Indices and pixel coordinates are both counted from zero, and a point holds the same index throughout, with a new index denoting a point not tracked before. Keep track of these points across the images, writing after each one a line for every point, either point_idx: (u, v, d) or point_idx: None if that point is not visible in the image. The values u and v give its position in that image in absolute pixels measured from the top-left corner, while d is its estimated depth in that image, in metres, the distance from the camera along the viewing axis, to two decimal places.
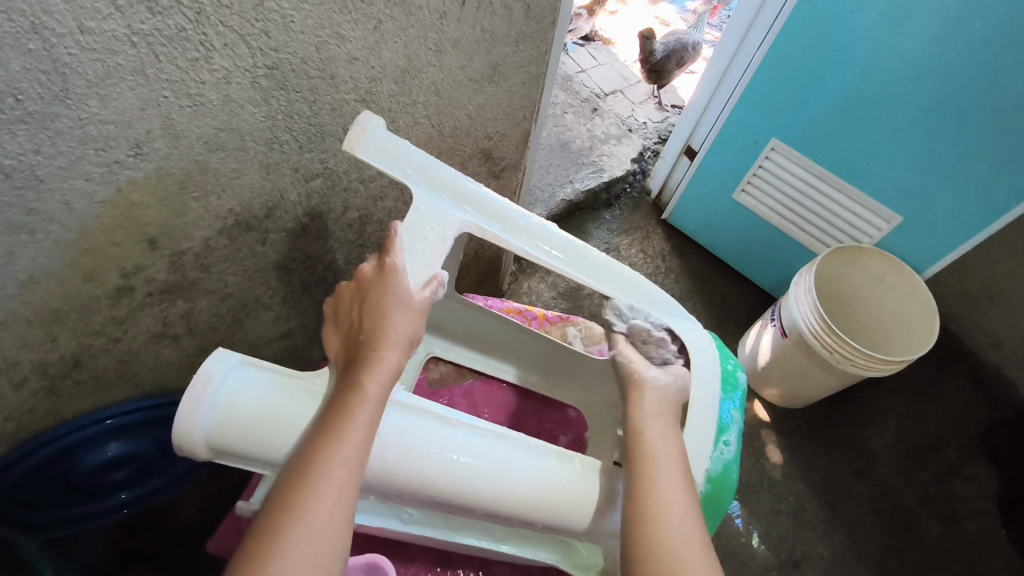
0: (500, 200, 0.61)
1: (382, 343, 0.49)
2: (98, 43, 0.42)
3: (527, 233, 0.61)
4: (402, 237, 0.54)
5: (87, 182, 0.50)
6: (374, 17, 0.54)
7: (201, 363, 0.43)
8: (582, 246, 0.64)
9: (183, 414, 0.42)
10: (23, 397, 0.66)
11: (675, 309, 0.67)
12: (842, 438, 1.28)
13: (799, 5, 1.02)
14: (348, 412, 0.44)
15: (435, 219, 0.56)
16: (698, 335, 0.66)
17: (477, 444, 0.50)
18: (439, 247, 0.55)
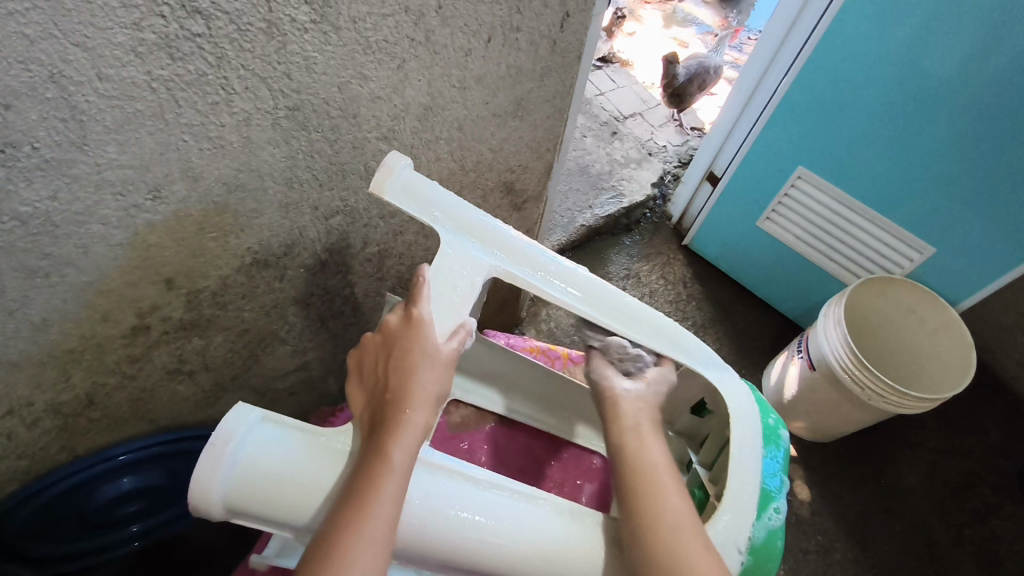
0: (531, 243, 0.60)
1: (409, 405, 0.47)
2: (117, 90, 0.41)
3: (557, 277, 0.59)
4: (429, 282, 0.53)
5: (104, 226, 0.49)
6: (398, 56, 0.53)
7: (221, 420, 0.44)
8: (614, 288, 0.62)
9: (200, 475, 0.42)
10: (36, 436, 0.65)
11: (711, 356, 0.64)
12: (872, 474, 1.24)
13: (825, 32, 1.00)
14: (374, 485, 0.42)
15: (464, 265, 0.55)
16: (735, 386, 0.63)
17: (506, 507, 0.48)
18: (466, 294, 0.54)
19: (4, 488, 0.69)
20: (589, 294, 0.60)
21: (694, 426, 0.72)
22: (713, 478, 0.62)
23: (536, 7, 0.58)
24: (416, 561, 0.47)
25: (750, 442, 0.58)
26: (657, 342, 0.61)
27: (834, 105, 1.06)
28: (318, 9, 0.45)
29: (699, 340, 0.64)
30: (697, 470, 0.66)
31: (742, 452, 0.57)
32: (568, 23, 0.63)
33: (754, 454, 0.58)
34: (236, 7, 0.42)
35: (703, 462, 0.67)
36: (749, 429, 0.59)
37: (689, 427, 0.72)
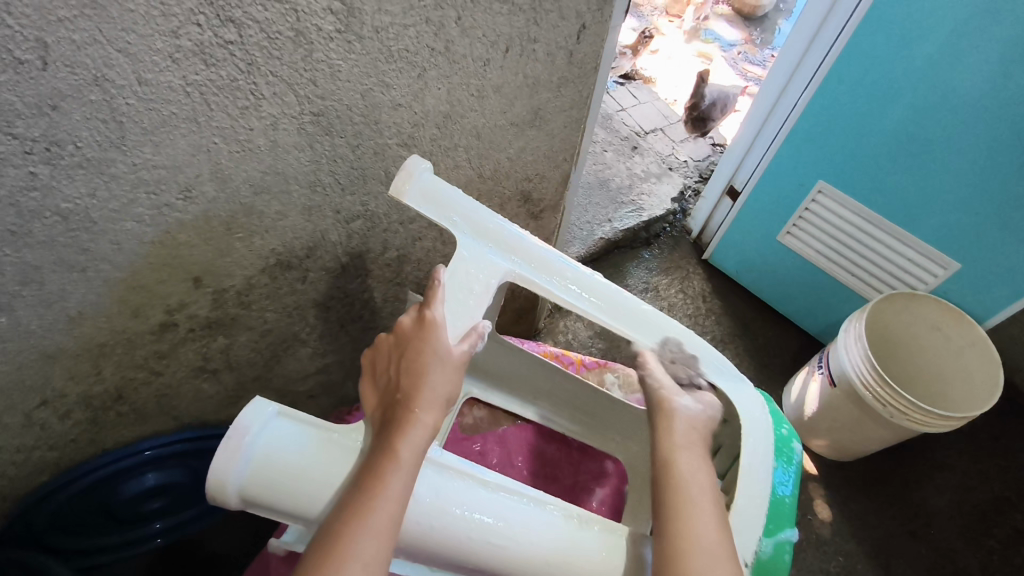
0: (547, 250, 0.61)
1: (419, 405, 0.48)
2: (154, 94, 0.44)
3: (575, 284, 0.60)
4: (443, 285, 0.55)
5: (138, 224, 0.52)
6: (418, 65, 0.55)
7: (239, 415, 0.45)
8: (630, 298, 0.62)
9: (217, 465, 0.43)
10: (67, 427, 0.68)
11: (727, 368, 0.63)
12: (897, 495, 1.21)
13: (845, 49, 1.01)
14: (382, 478, 0.43)
15: (480, 269, 0.57)
16: (749, 397, 0.62)
17: (512, 510, 0.48)
18: (480, 298, 0.56)
19: (35, 477, 0.72)
20: (605, 302, 0.60)
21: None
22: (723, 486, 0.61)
23: (553, 19, 0.60)
24: (419, 558, 0.48)
25: (763, 453, 0.57)
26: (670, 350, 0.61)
27: (855, 120, 1.06)
28: (343, 19, 0.47)
29: (714, 350, 0.64)
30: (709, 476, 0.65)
31: (751, 462, 0.56)
32: (585, 34, 0.64)
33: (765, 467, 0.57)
34: (266, 16, 0.44)
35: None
36: (761, 441, 0.58)
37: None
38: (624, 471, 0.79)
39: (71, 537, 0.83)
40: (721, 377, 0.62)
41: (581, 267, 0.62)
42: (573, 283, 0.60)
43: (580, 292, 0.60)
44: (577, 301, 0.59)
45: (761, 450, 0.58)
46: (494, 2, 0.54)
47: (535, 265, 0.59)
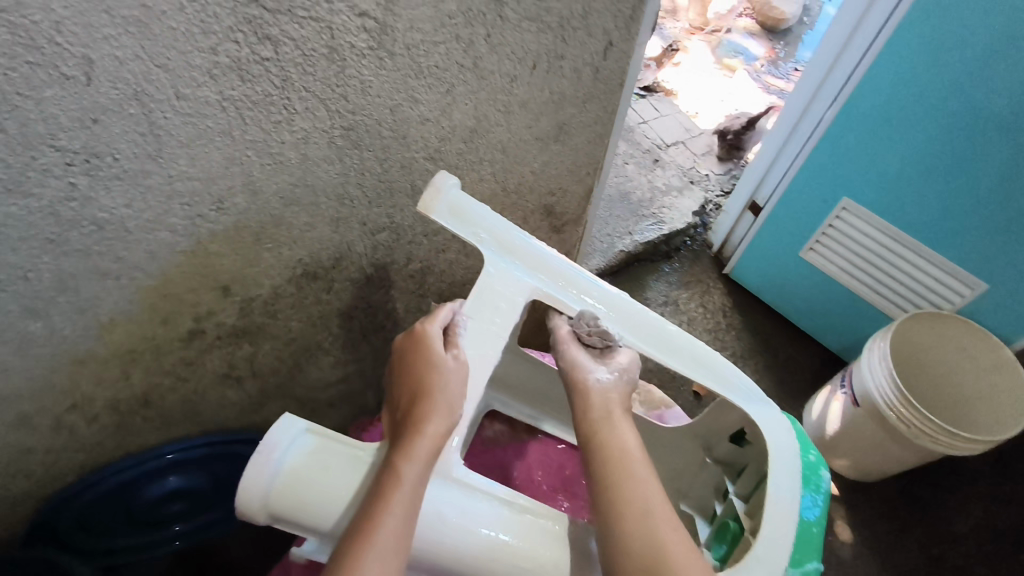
0: (573, 267, 0.61)
1: (424, 422, 0.48)
2: (192, 108, 0.45)
3: (600, 303, 0.60)
4: (471, 302, 0.56)
5: (171, 233, 0.53)
6: (447, 81, 0.56)
7: (269, 429, 0.46)
8: (655, 316, 0.62)
9: (247, 478, 0.44)
10: (94, 431, 0.69)
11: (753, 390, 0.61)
12: (921, 518, 1.18)
13: (873, 64, 1.00)
14: (385, 498, 0.43)
15: (507, 286, 0.57)
16: (774, 419, 0.60)
17: (531, 531, 0.48)
18: (507, 316, 0.56)
19: (62, 478, 0.74)
20: (629, 321, 0.60)
21: (732, 455, 0.67)
22: (748, 510, 0.58)
23: (580, 36, 0.60)
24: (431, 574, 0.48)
25: (789, 477, 0.55)
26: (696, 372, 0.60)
27: (881, 138, 1.05)
28: (376, 36, 0.48)
29: (744, 377, 0.62)
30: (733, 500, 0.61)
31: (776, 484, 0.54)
32: (612, 51, 0.65)
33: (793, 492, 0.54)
34: (302, 34, 0.45)
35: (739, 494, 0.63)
36: (786, 464, 0.56)
37: (727, 456, 0.67)
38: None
39: (94, 538, 0.84)
40: (746, 401, 0.60)
41: (607, 285, 0.62)
42: (596, 302, 0.60)
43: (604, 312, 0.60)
44: (600, 319, 0.59)
45: (786, 474, 0.55)
46: (523, 19, 0.55)
47: (560, 283, 0.60)
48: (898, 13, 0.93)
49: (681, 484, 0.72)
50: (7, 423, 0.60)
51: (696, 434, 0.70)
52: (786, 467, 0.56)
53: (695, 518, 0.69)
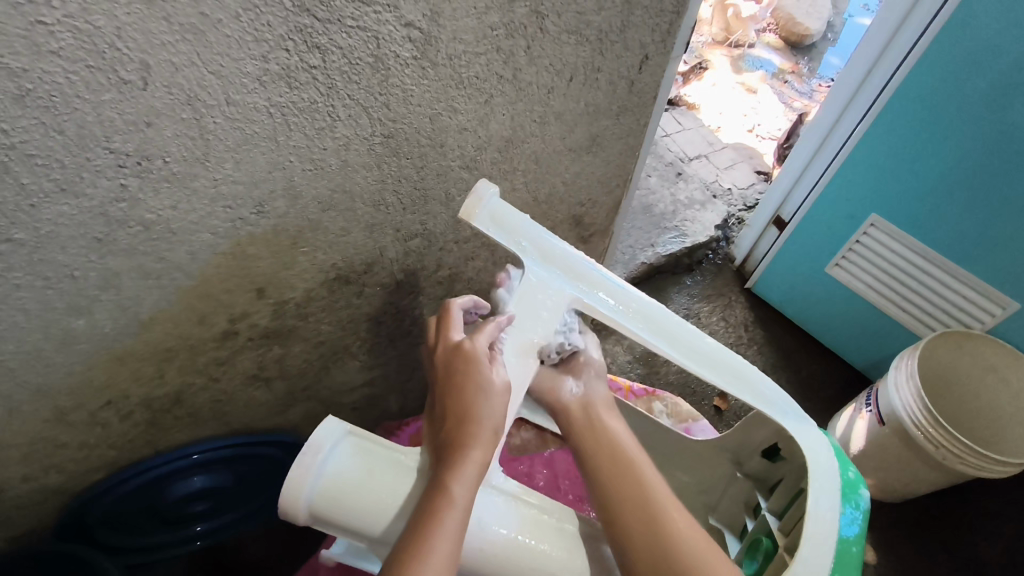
0: (612, 277, 0.61)
1: (471, 440, 0.47)
2: (241, 114, 0.46)
3: (638, 313, 0.60)
4: (514, 310, 0.57)
5: (212, 235, 0.54)
6: (486, 92, 0.57)
7: (313, 431, 0.46)
8: (695, 329, 0.61)
9: (291, 481, 0.44)
10: (127, 427, 0.71)
11: (793, 408, 0.60)
12: (947, 540, 1.16)
13: (904, 81, 1.00)
14: (434, 516, 0.43)
15: (547, 295, 0.58)
16: (814, 437, 0.58)
17: (566, 540, 0.49)
18: (547, 325, 0.57)
19: (92, 474, 0.75)
20: (668, 333, 0.60)
21: (763, 471, 0.66)
22: (783, 528, 0.58)
23: (617, 50, 0.61)
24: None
25: (828, 494, 0.53)
26: (733, 387, 0.59)
27: (911, 155, 1.05)
28: (420, 47, 0.49)
29: (781, 391, 0.61)
30: (766, 516, 0.61)
31: (815, 501, 0.53)
32: (647, 65, 0.65)
33: (832, 509, 0.53)
34: (350, 43, 0.46)
35: (771, 510, 0.62)
36: (824, 480, 0.55)
37: (759, 471, 0.66)
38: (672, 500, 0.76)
39: (120, 534, 0.85)
40: (784, 417, 0.59)
41: (645, 296, 0.62)
42: (636, 313, 0.60)
43: (642, 321, 0.60)
44: (640, 331, 0.59)
45: (827, 492, 0.54)
46: (563, 32, 0.56)
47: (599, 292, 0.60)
48: (932, 29, 0.93)
49: (709, 497, 0.71)
50: (45, 417, 0.62)
51: (725, 448, 0.69)
52: (824, 483, 0.55)
53: (725, 532, 0.69)
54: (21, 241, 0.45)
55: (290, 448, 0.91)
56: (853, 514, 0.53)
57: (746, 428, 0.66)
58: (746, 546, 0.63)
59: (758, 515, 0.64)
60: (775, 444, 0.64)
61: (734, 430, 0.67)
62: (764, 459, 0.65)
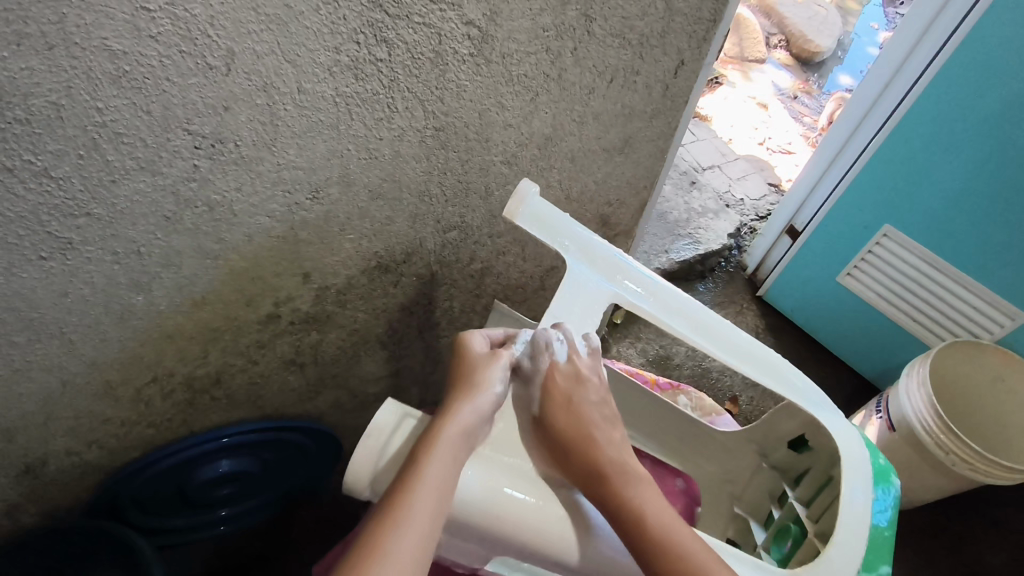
0: (647, 272, 0.63)
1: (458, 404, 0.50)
2: (309, 101, 0.49)
3: (675, 307, 0.63)
4: (559, 302, 0.60)
5: (269, 219, 0.57)
6: (532, 90, 0.60)
7: (376, 412, 0.49)
8: (727, 324, 0.64)
9: (356, 458, 0.48)
10: (167, 406, 0.73)
11: (825, 402, 0.62)
12: (952, 547, 1.17)
13: (919, 97, 1.03)
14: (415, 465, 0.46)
15: (587, 290, 0.61)
16: (843, 426, 0.61)
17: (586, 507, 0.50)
18: (594, 315, 0.60)
19: (130, 452, 0.77)
20: (706, 328, 0.62)
21: (788, 462, 0.70)
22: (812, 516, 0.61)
23: (656, 54, 0.64)
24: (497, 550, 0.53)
25: (861, 482, 0.56)
26: (761, 376, 0.62)
27: (926, 169, 1.07)
28: (477, 44, 0.52)
29: (812, 383, 0.64)
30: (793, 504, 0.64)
31: (849, 493, 0.55)
32: (682, 69, 0.68)
33: (865, 498, 0.55)
34: (414, 38, 0.49)
35: (799, 498, 0.65)
36: (857, 467, 0.57)
37: (784, 462, 0.70)
38: (697, 489, 0.76)
39: (150, 515, 0.87)
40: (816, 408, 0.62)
41: (680, 291, 0.64)
42: (675, 308, 0.63)
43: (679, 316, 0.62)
44: (677, 325, 0.62)
45: (859, 479, 0.56)
46: (608, 35, 0.59)
47: (637, 288, 0.62)
48: (950, 47, 0.96)
49: (733, 487, 0.75)
50: (95, 391, 0.64)
51: (750, 440, 0.73)
52: (856, 470, 0.57)
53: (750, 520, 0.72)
54: (98, 216, 0.48)
55: (313, 434, 0.93)
56: (880, 506, 0.55)
57: (772, 420, 0.69)
58: (772, 534, 0.66)
59: (784, 504, 0.68)
60: (799, 435, 0.67)
61: (760, 422, 0.70)
62: (788, 450, 0.69)
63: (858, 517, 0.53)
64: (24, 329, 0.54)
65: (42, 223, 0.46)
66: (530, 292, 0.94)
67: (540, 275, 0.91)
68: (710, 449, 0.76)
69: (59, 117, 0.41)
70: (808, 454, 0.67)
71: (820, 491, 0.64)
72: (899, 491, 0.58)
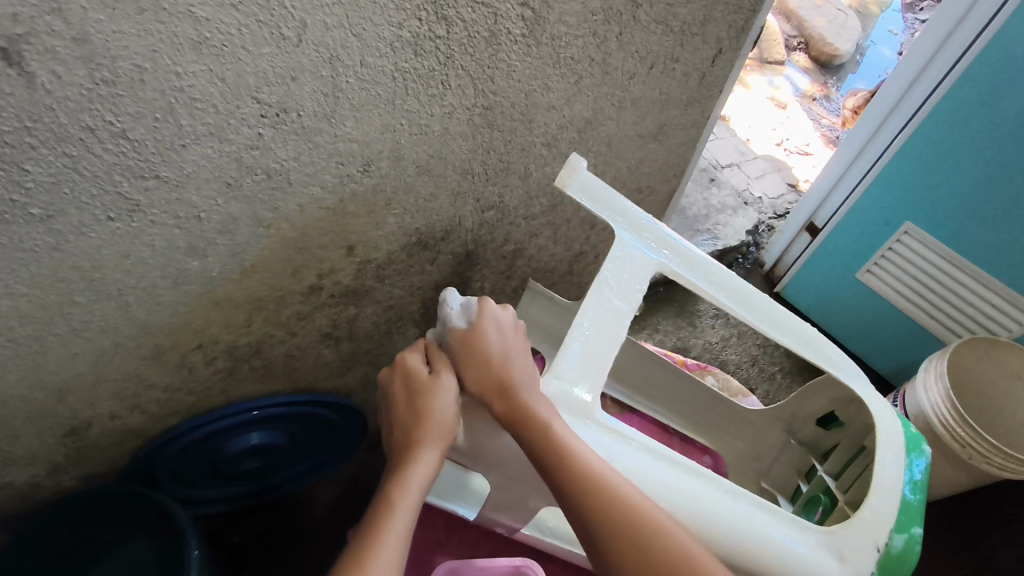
0: (692, 247, 0.67)
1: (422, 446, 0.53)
2: (370, 75, 0.51)
3: (717, 281, 0.67)
4: (610, 268, 0.62)
5: (322, 189, 0.59)
6: (577, 73, 0.62)
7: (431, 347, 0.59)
8: (767, 298, 0.69)
9: None
10: (209, 373, 0.75)
11: (856, 372, 0.69)
12: (964, 544, 1.18)
13: (945, 96, 1.06)
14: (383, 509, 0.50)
15: (634, 258, 0.64)
16: (874, 396, 0.67)
17: (646, 463, 0.55)
18: (646, 278, 0.63)
19: (168, 419, 0.79)
20: (746, 300, 0.67)
21: (814, 437, 0.79)
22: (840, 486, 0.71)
23: (695, 42, 0.67)
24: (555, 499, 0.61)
25: (893, 455, 0.62)
26: (795, 344, 0.68)
27: (949, 167, 1.10)
28: (530, 25, 0.55)
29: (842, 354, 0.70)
30: (824, 476, 0.74)
31: (884, 462, 0.62)
32: (719, 58, 0.71)
33: (896, 469, 0.62)
34: (472, 17, 0.52)
35: (828, 470, 0.75)
36: (892, 439, 0.64)
37: (811, 438, 0.79)
38: (724, 466, 0.83)
39: (181, 484, 0.90)
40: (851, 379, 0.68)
41: (719, 265, 0.68)
42: (718, 283, 0.67)
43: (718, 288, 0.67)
44: (720, 295, 0.66)
45: (893, 450, 0.63)
46: (652, 21, 0.61)
47: (683, 261, 0.66)
48: (978, 45, 0.99)
49: (761, 463, 0.82)
50: (144, 355, 0.67)
51: (778, 417, 0.81)
52: (892, 442, 0.64)
53: (778, 495, 0.80)
54: (166, 178, 0.50)
55: (340, 410, 0.94)
56: (911, 477, 0.62)
57: (801, 399, 0.78)
58: (803, 504, 0.76)
59: (812, 478, 0.77)
60: (829, 412, 0.76)
61: (789, 401, 0.79)
62: (817, 426, 0.78)
63: (888, 491, 0.60)
64: (85, 290, 0.55)
65: (114, 183, 0.48)
66: (557, 277, 0.96)
67: (568, 259, 0.94)
68: (743, 429, 0.83)
69: (141, 80, 0.43)
70: (839, 428, 0.76)
71: (848, 465, 0.73)
72: (930, 460, 0.65)
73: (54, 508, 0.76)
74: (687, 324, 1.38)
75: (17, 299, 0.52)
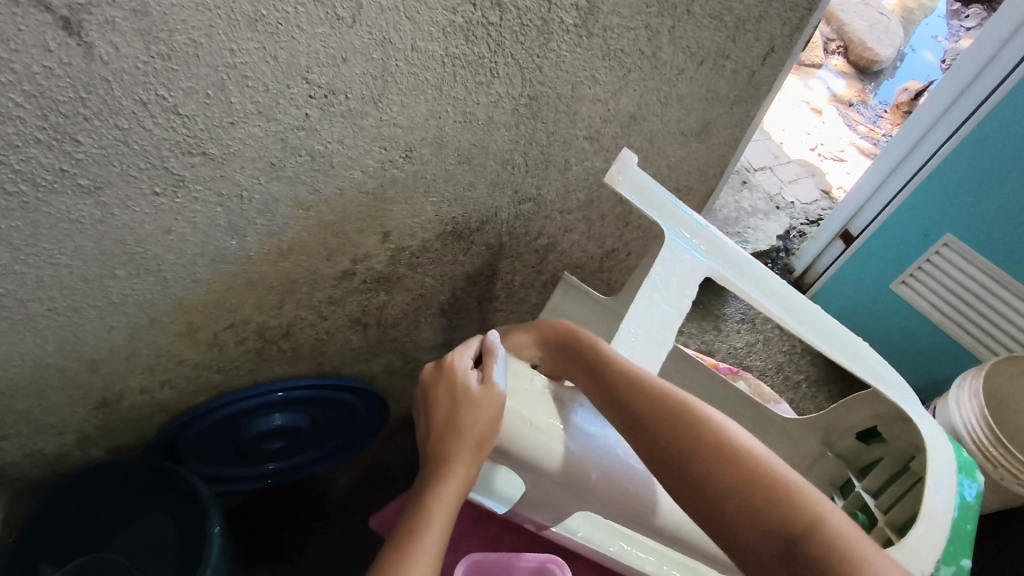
0: (741, 253, 0.67)
1: (456, 454, 0.52)
2: (420, 60, 0.51)
3: (764, 289, 0.66)
4: (659, 270, 0.62)
5: (363, 173, 0.58)
6: (626, 67, 0.61)
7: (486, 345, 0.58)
8: (814, 308, 0.68)
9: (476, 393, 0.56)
10: (238, 353, 0.76)
11: (905, 388, 0.68)
12: (988, 566, 1.15)
13: (996, 107, 1.03)
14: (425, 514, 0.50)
15: (683, 261, 0.63)
16: (923, 418, 0.65)
17: None
18: (693, 282, 0.63)
19: (196, 397, 0.80)
20: (795, 309, 0.66)
21: (853, 451, 0.78)
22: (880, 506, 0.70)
23: (748, 39, 0.65)
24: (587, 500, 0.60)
25: (946, 482, 0.60)
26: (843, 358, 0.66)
27: (995, 180, 1.07)
28: (583, 15, 0.54)
29: (892, 370, 0.69)
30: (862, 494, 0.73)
31: (934, 487, 0.60)
32: (770, 57, 0.69)
33: (947, 496, 0.60)
34: (526, 4, 0.51)
35: (867, 487, 0.74)
36: (943, 464, 0.62)
37: (849, 451, 0.79)
38: None
39: (203, 460, 0.90)
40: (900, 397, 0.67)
41: (767, 272, 0.68)
42: (767, 292, 0.66)
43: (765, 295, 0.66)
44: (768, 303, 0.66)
45: (942, 476, 0.61)
46: (706, 16, 0.60)
47: (732, 267, 0.65)
48: None
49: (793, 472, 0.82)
50: (178, 331, 0.67)
51: (815, 428, 0.81)
52: (943, 468, 0.62)
53: None
54: (213, 156, 0.50)
55: (362, 395, 0.94)
56: (961, 501, 0.60)
57: (840, 412, 0.78)
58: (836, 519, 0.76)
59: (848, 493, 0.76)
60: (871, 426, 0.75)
61: (828, 413, 0.79)
62: (857, 440, 0.77)
63: (939, 518, 0.58)
64: (126, 264, 0.56)
65: (162, 158, 0.48)
66: (587, 274, 0.95)
67: (600, 256, 0.93)
68: (772, 434, 0.83)
69: (197, 56, 0.43)
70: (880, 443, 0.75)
71: (888, 483, 0.72)
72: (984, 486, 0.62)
73: (79, 477, 0.76)
74: (713, 328, 1.36)
75: (60, 269, 0.53)
